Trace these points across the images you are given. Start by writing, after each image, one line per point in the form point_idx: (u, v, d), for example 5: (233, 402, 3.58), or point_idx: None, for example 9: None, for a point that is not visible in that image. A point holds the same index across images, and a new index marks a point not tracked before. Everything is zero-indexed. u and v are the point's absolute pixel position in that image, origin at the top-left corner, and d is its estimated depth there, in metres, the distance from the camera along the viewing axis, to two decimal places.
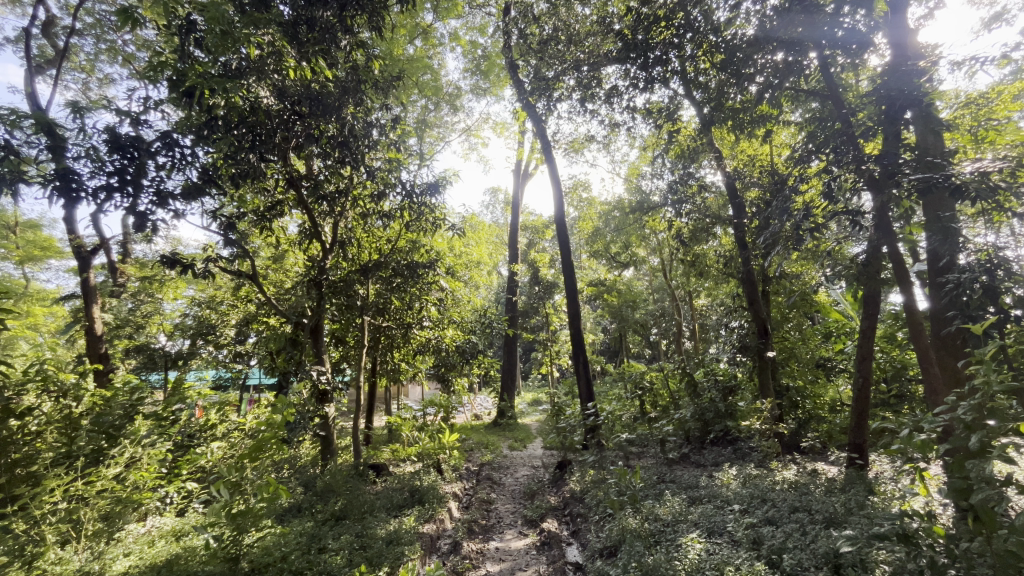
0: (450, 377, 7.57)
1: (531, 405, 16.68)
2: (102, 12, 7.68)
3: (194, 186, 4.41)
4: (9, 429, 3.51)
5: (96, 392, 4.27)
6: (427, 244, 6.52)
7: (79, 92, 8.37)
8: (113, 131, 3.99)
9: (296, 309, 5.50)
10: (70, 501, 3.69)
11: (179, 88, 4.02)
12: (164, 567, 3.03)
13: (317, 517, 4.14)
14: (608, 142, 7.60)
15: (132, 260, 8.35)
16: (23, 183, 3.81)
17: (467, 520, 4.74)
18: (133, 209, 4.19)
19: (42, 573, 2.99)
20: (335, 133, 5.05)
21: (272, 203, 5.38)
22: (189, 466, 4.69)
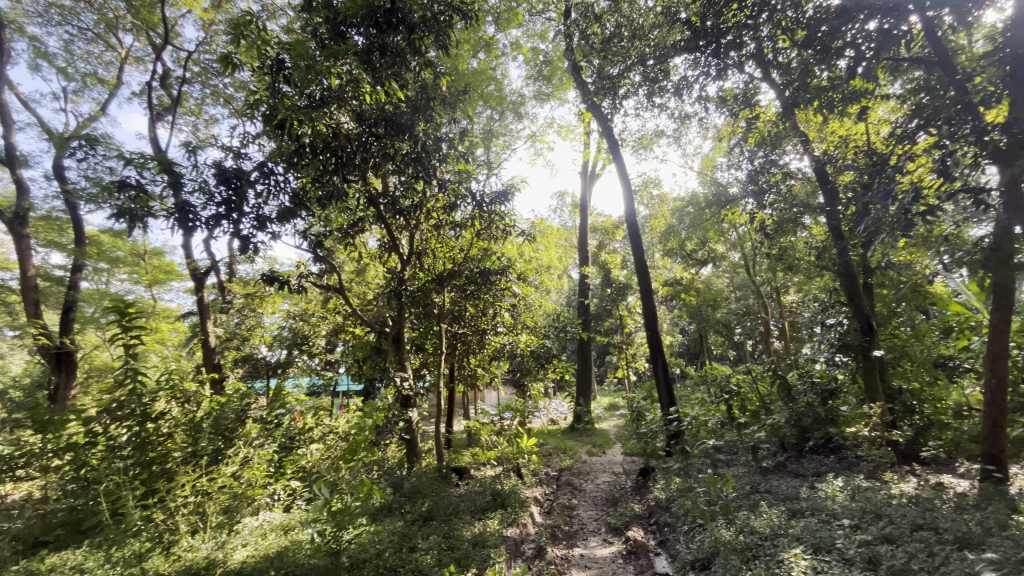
0: (525, 382, 7.65)
1: (609, 409, 16.30)
2: (206, 61, 8.68)
3: (288, 210, 4.84)
4: (145, 432, 4.11)
5: (213, 398, 4.77)
6: (498, 252, 6.63)
7: (191, 134, 9.50)
8: (220, 165, 4.52)
9: (379, 319, 5.83)
10: (198, 495, 4.16)
11: (274, 122, 4.48)
12: (276, 558, 3.31)
13: (407, 517, 4.34)
14: (679, 135, 7.31)
15: (237, 280, 9.29)
16: (151, 217, 4.43)
17: (549, 525, 4.73)
18: (238, 233, 4.67)
19: (177, 560, 3.45)
20: (408, 150, 5.30)
21: (353, 220, 5.75)
22: (292, 466, 5.14)
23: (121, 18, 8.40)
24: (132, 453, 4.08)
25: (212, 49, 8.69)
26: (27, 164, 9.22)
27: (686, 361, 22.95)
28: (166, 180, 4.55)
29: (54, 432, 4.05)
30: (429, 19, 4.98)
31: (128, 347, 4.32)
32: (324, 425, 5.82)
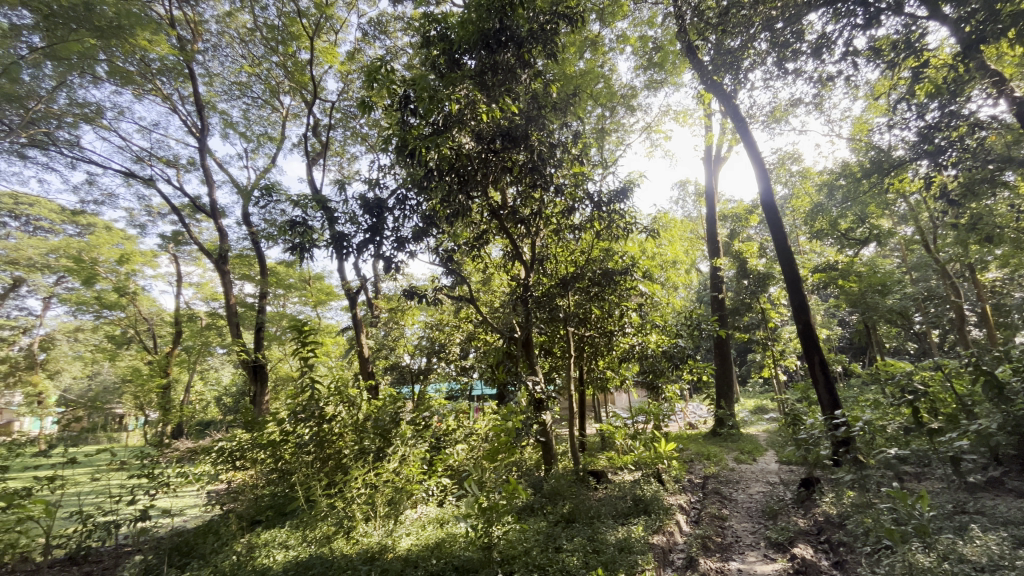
0: (659, 385, 7.08)
1: (756, 413, 14.81)
2: (347, 108, 9.94)
3: (421, 229, 5.50)
4: (322, 432, 4.93)
5: (371, 401, 5.37)
6: (620, 251, 6.49)
7: (338, 173, 10.92)
8: (365, 198, 5.18)
9: (509, 325, 6.01)
10: (368, 487, 4.72)
11: (406, 153, 5.02)
12: (435, 547, 3.65)
13: (549, 518, 4.45)
14: (820, 101, 6.44)
15: (382, 296, 10.39)
16: (315, 248, 5.21)
17: (699, 536, 4.47)
18: (382, 255, 5.27)
19: (356, 542, 3.95)
20: (525, 160, 5.44)
21: (478, 233, 6.07)
22: (442, 464, 5.58)
23: (281, 84, 10.01)
24: (314, 449, 4.95)
25: (350, 97, 9.92)
26: (224, 214, 11.43)
27: (849, 357, 19.89)
28: (324, 216, 5.34)
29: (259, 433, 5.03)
30: (536, 30, 5.16)
31: (305, 358, 5.15)
32: (465, 426, 6.16)
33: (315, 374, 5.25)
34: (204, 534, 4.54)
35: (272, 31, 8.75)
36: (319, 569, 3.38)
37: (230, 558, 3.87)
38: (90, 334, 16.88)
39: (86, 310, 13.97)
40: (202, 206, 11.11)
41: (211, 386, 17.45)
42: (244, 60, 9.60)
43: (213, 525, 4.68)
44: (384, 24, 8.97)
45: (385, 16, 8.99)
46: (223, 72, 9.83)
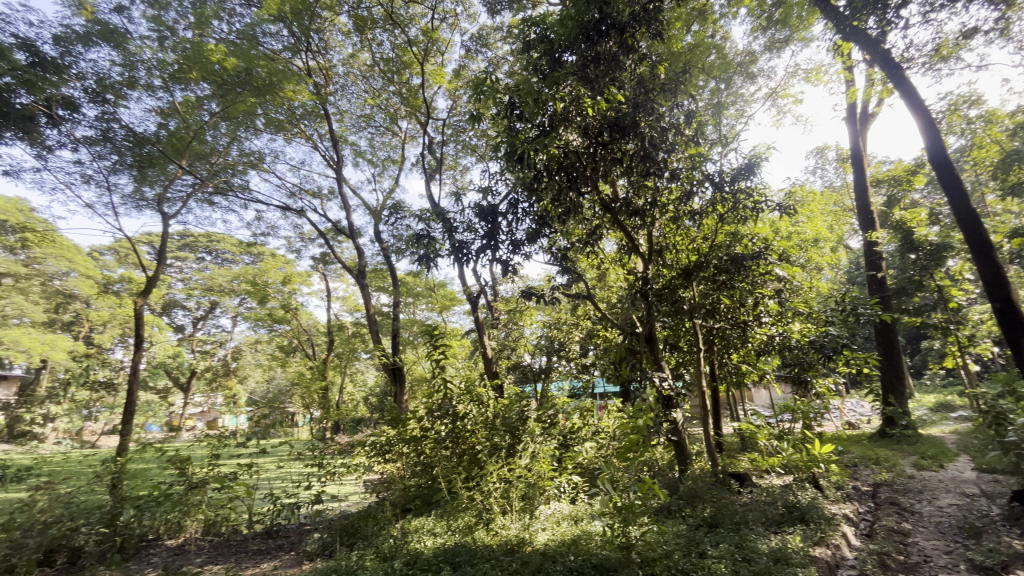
0: (808, 378, 6.26)
1: (939, 411, 12.45)
2: (457, 123, 10.52)
3: (534, 230, 5.59)
4: (457, 429, 5.25)
5: (498, 400, 5.57)
6: (749, 234, 5.93)
7: (452, 185, 11.57)
8: (479, 206, 5.41)
9: (629, 321, 5.82)
10: (503, 481, 4.90)
11: (515, 158, 5.13)
12: (572, 544, 3.68)
13: (690, 521, 4.22)
14: (1007, 24, 5.21)
15: (501, 299, 10.78)
16: (439, 257, 5.60)
17: (874, 552, 3.88)
18: (499, 259, 5.47)
19: (496, 534, 4.14)
20: (635, 149, 5.21)
21: (591, 229, 5.98)
22: (572, 461, 5.57)
23: (399, 110, 10.95)
24: (451, 444, 5.31)
25: (459, 113, 10.46)
26: (360, 234, 12.80)
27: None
28: (444, 228, 5.69)
29: (403, 430, 5.51)
30: (638, 12, 4.95)
31: (437, 360, 5.54)
32: (592, 424, 6.10)
33: (446, 374, 5.61)
34: (365, 518, 5.12)
35: (388, 64, 9.61)
36: (465, 557, 3.60)
37: (388, 540, 4.31)
38: (266, 345, 20.08)
39: (262, 325, 16.63)
40: (342, 229, 12.56)
41: (359, 387, 19.66)
42: (367, 94, 10.66)
43: (372, 511, 5.24)
44: (485, 37, 9.32)
45: (486, 29, 9.33)
46: (350, 108, 11.00)
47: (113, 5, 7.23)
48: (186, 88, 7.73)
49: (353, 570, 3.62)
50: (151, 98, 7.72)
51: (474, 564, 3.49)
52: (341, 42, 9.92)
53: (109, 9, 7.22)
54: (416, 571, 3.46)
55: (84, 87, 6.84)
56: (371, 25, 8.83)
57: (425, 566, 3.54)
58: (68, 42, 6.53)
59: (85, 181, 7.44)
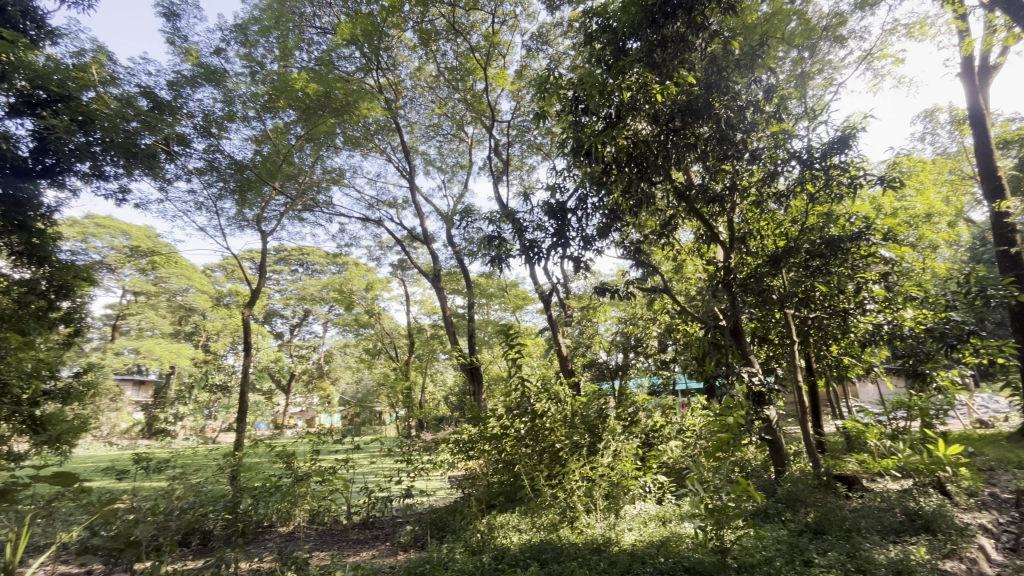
0: (926, 372, 5.33)
1: None
2: (522, 124, 10.58)
3: (605, 225, 5.49)
4: (538, 428, 5.28)
5: (576, 398, 5.52)
6: (846, 214, 5.41)
7: (520, 185, 11.66)
8: (548, 204, 5.41)
9: (711, 314, 5.52)
10: (585, 480, 4.85)
11: (582, 152, 5.06)
12: (661, 546, 3.58)
13: (791, 526, 3.93)
14: None
15: (573, 296, 10.70)
16: (509, 257, 5.67)
17: (1022, 569, 3.37)
18: (570, 256, 5.43)
19: (581, 533, 4.13)
20: (710, 132, 4.93)
21: (665, 220, 5.76)
22: (656, 460, 5.40)
23: (465, 116, 11.23)
24: (531, 442, 5.35)
25: (524, 113, 10.52)
26: (434, 240, 13.28)
27: None
28: (514, 228, 5.76)
29: (484, 428, 5.62)
30: None
31: (514, 358, 5.61)
32: (675, 422, 5.87)
33: (523, 372, 5.66)
34: (453, 513, 5.33)
35: (452, 72, 9.89)
36: (552, 554, 3.61)
37: (476, 535, 4.44)
38: (354, 349, 21.47)
39: (350, 329, 17.83)
40: (417, 236, 13.10)
41: (440, 387, 20.45)
42: (434, 104, 11.05)
43: (458, 505, 5.44)
44: (545, 34, 9.30)
45: (546, 26, 9.31)
46: (420, 119, 11.45)
47: (213, 49, 8.11)
48: (275, 115, 8.47)
49: (444, 562, 3.76)
50: (247, 128, 8.54)
51: (561, 561, 3.49)
52: (408, 57, 10.36)
53: (210, 53, 8.11)
54: (504, 566, 3.52)
55: (193, 124, 7.72)
56: (435, 37, 9.14)
57: (513, 561, 3.59)
58: (179, 86, 7.43)
59: (197, 208, 8.40)
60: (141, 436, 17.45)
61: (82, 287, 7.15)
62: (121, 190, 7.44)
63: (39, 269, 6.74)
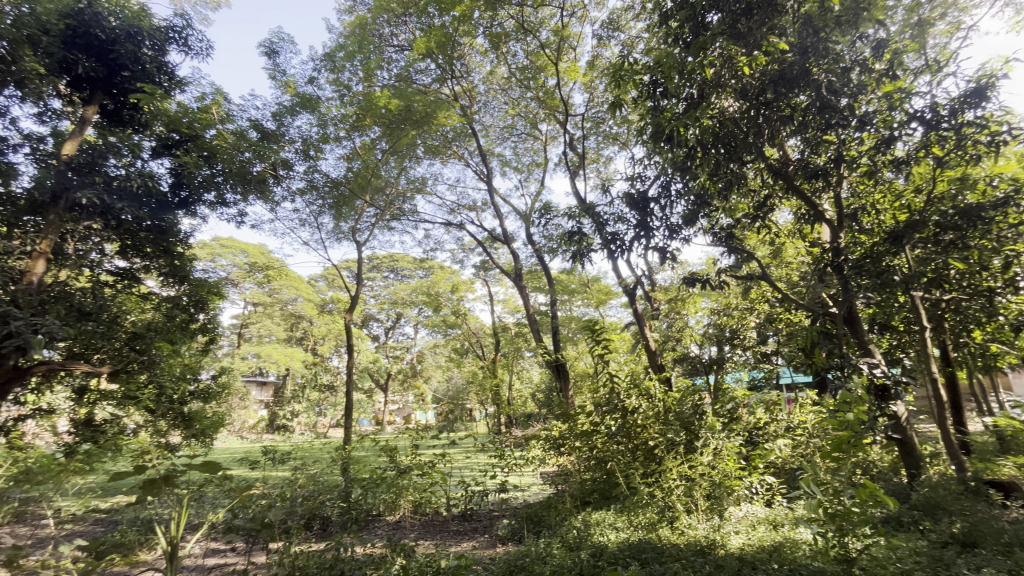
0: None
1: None
2: (597, 115, 10.36)
3: (692, 212, 5.20)
4: (630, 425, 5.12)
5: (669, 394, 5.28)
6: (987, 178, 4.65)
7: (598, 178, 11.44)
8: (629, 195, 5.25)
9: (819, 301, 5.04)
10: (684, 480, 4.62)
11: (662, 137, 4.84)
12: (773, 551, 3.34)
13: (932, 537, 3.46)
14: None
15: (660, 288, 10.27)
16: (590, 252, 5.60)
17: None
18: (655, 247, 5.23)
19: (682, 533, 3.97)
20: (809, 101, 4.46)
21: (760, 201, 5.33)
22: (763, 460, 5.02)
23: (538, 114, 11.27)
24: (624, 439, 5.21)
25: (597, 104, 10.30)
26: (514, 239, 13.43)
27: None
28: (594, 223, 5.66)
29: (574, 424, 5.59)
30: None
31: (601, 354, 5.52)
32: (782, 419, 5.43)
33: (611, 367, 5.55)
34: (547, 508, 5.38)
35: (523, 72, 9.95)
36: (652, 554, 3.50)
37: (572, 531, 4.44)
38: (443, 348, 22.39)
39: (439, 330, 18.67)
40: (497, 236, 13.32)
41: (527, 384, 20.79)
42: (508, 106, 11.22)
43: (553, 501, 5.49)
44: (616, 20, 9.03)
45: (616, 12, 9.02)
46: (494, 122, 11.66)
47: (307, 79, 8.87)
48: (363, 133, 9.07)
49: (542, 556, 3.80)
50: (339, 148, 9.24)
51: (662, 562, 3.38)
52: (480, 62, 10.59)
53: (305, 83, 8.89)
54: (603, 563, 3.47)
55: (294, 148, 8.40)
56: (505, 39, 9.26)
57: (612, 559, 3.54)
58: (281, 115, 8.22)
59: (302, 225, 9.25)
60: (266, 431, 19.62)
61: (214, 301, 8.19)
62: (240, 214, 8.41)
63: (181, 286, 7.84)
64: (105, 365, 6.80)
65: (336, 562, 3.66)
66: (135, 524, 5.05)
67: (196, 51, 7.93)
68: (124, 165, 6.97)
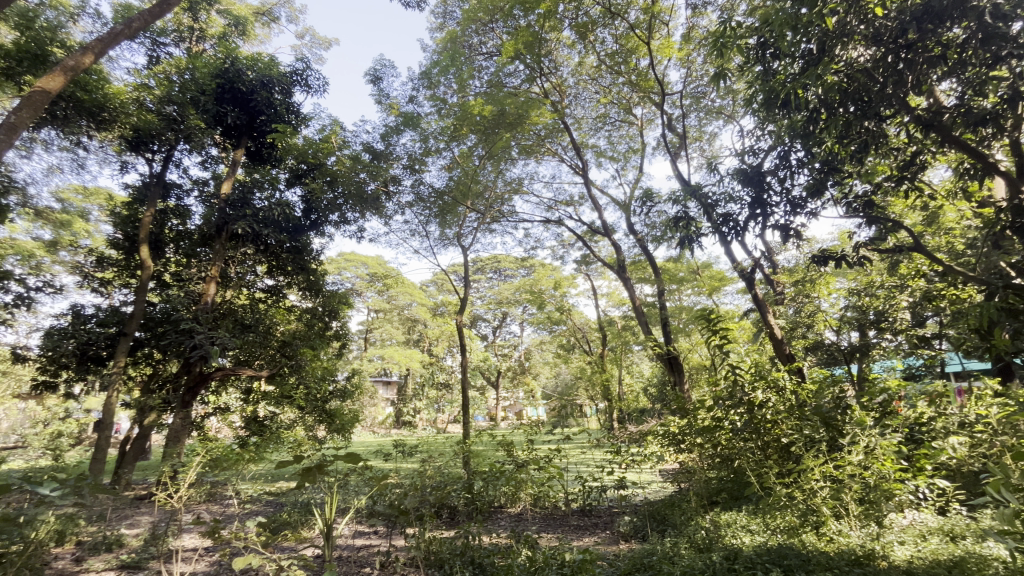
0: None
1: None
2: (696, 90, 9.71)
3: (818, 181, 4.63)
4: (757, 421, 4.70)
5: (803, 386, 4.76)
6: None
7: (702, 157, 10.71)
8: (740, 170, 4.82)
9: (998, 271, 4.18)
10: (829, 481, 4.11)
11: (776, 103, 4.38)
12: (954, 568, 2.84)
13: None
14: None
15: (782, 270, 9.33)
16: (700, 237, 5.26)
17: None
18: (776, 224, 4.75)
19: (831, 541, 3.56)
20: (967, 33, 3.72)
21: (907, 160, 4.56)
22: (931, 461, 4.29)
23: (632, 98, 10.87)
24: (752, 436, 4.80)
25: (696, 78, 9.66)
26: (615, 231, 13.08)
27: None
28: (702, 205, 5.33)
29: (694, 420, 5.28)
30: None
31: (719, 344, 5.15)
32: (954, 414, 4.60)
33: (733, 358, 5.15)
34: (671, 507, 5.18)
35: (613, 58, 9.66)
36: (797, 561, 3.18)
37: (700, 531, 4.22)
38: (549, 345, 22.66)
39: (545, 326, 18.90)
40: (597, 229, 13.08)
41: (638, 379, 20.23)
42: (599, 95, 10.98)
43: (675, 500, 5.28)
44: None
45: None
46: (586, 114, 11.48)
47: (408, 98, 9.51)
48: (460, 142, 9.47)
49: (670, 555, 3.67)
50: (440, 158, 9.75)
51: (810, 571, 3.05)
52: (568, 55, 10.48)
53: (406, 102, 9.55)
54: (740, 567, 3.24)
55: (402, 164, 8.87)
56: (592, 27, 9.04)
57: (750, 564, 3.28)
58: (388, 136, 8.90)
59: (412, 235, 9.94)
60: (393, 426, 21.41)
61: (344, 309, 9.11)
62: (360, 230, 9.27)
63: (317, 298, 8.81)
64: (264, 369, 7.92)
65: (466, 549, 3.89)
66: (297, 506, 5.82)
67: (316, 88, 8.93)
68: (267, 197, 8.06)
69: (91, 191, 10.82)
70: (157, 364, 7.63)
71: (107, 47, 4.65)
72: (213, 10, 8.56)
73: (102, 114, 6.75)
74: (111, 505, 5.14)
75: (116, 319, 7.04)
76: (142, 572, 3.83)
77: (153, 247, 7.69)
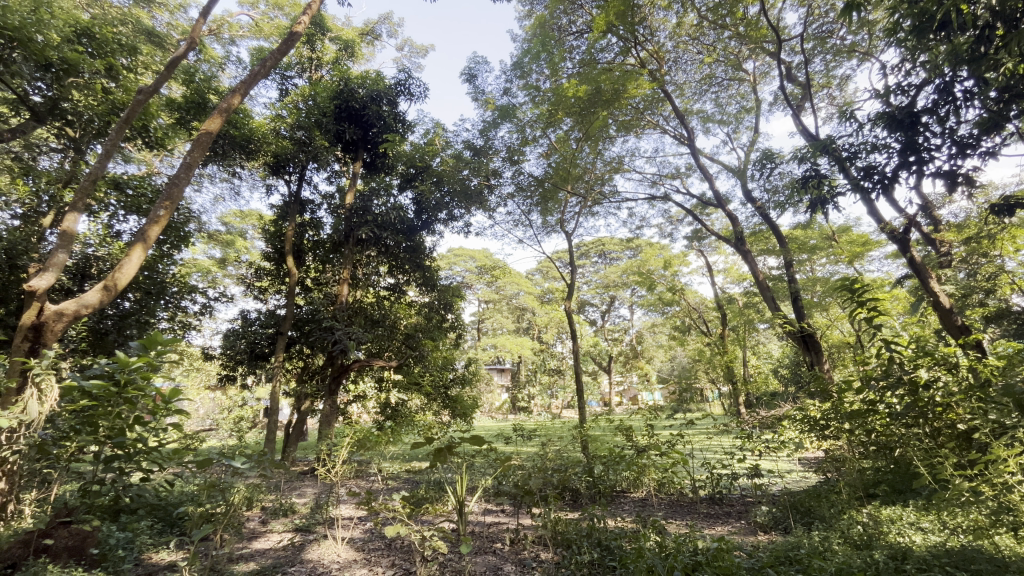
0: None
1: None
2: (821, 29, 8.48)
3: (995, 115, 3.80)
4: (923, 405, 4.04)
5: (989, 363, 3.97)
6: None
7: (832, 106, 9.38)
8: (886, 113, 4.13)
9: None
10: None
11: (933, 27, 3.65)
12: None
13: None
14: None
15: (947, 226, 7.84)
16: (835, 197, 4.63)
17: None
18: (937, 172, 3.99)
19: None
20: None
21: None
22: None
23: (741, 52, 9.88)
24: (918, 421, 4.14)
25: (820, 16, 8.44)
26: (729, 200, 12.04)
27: None
28: (836, 160, 4.68)
29: (839, 403, 4.68)
30: None
31: (867, 317, 4.49)
32: None
33: (888, 333, 4.46)
34: (817, 498, 4.69)
35: (717, 11, 8.80)
36: (990, 566, 2.69)
37: (856, 527, 3.76)
38: (662, 326, 21.73)
39: (656, 308, 18.15)
40: (709, 200, 12.15)
41: (765, 359, 18.56)
42: (703, 54, 10.14)
43: (822, 491, 4.77)
44: None
45: None
46: (689, 78, 10.67)
47: (503, 91, 9.67)
48: (557, 128, 9.39)
49: (821, 550, 3.32)
50: (538, 146, 9.79)
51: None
52: (664, 18, 9.79)
53: (501, 95, 9.72)
54: (911, 568, 2.84)
55: (502, 157, 9.03)
56: None
57: (925, 565, 2.86)
58: (487, 131, 9.14)
59: (516, 225, 10.13)
60: (510, 412, 22.17)
61: (457, 301, 9.61)
62: (467, 224, 9.68)
63: (432, 292, 9.40)
64: (393, 360, 8.68)
65: (592, 531, 3.90)
66: (430, 484, 6.32)
67: (418, 95, 9.47)
68: (383, 203, 8.77)
69: (245, 214, 12.73)
70: (307, 358, 8.77)
71: (249, 87, 5.37)
72: (326, 39, 9.46)
73: (250, 146, 7.88)
74: (284, 477, 6.03)
75: (273, 321, 8.21)
76: (312, 534, 4.47)
77: (296, 256, 8.81)
